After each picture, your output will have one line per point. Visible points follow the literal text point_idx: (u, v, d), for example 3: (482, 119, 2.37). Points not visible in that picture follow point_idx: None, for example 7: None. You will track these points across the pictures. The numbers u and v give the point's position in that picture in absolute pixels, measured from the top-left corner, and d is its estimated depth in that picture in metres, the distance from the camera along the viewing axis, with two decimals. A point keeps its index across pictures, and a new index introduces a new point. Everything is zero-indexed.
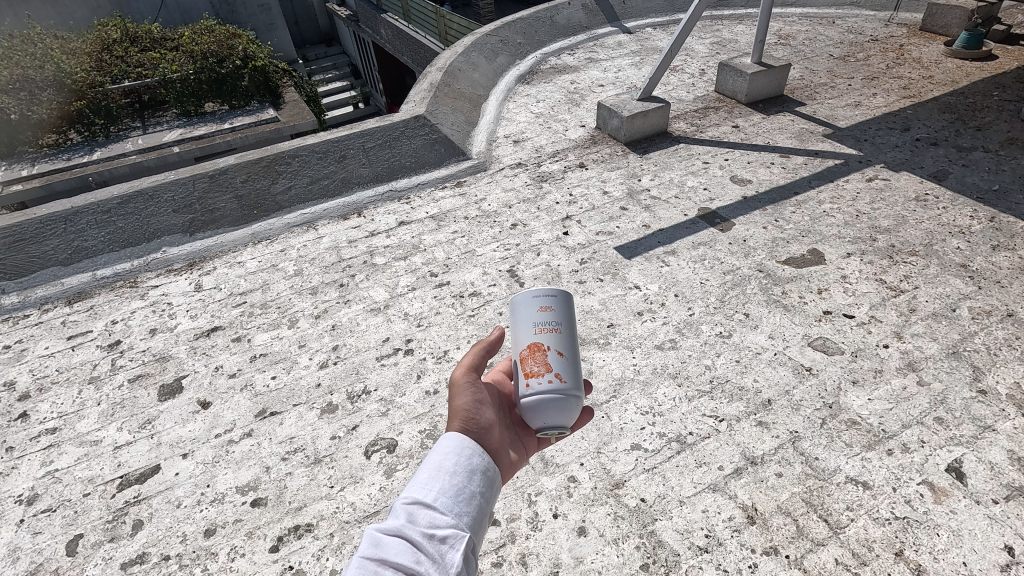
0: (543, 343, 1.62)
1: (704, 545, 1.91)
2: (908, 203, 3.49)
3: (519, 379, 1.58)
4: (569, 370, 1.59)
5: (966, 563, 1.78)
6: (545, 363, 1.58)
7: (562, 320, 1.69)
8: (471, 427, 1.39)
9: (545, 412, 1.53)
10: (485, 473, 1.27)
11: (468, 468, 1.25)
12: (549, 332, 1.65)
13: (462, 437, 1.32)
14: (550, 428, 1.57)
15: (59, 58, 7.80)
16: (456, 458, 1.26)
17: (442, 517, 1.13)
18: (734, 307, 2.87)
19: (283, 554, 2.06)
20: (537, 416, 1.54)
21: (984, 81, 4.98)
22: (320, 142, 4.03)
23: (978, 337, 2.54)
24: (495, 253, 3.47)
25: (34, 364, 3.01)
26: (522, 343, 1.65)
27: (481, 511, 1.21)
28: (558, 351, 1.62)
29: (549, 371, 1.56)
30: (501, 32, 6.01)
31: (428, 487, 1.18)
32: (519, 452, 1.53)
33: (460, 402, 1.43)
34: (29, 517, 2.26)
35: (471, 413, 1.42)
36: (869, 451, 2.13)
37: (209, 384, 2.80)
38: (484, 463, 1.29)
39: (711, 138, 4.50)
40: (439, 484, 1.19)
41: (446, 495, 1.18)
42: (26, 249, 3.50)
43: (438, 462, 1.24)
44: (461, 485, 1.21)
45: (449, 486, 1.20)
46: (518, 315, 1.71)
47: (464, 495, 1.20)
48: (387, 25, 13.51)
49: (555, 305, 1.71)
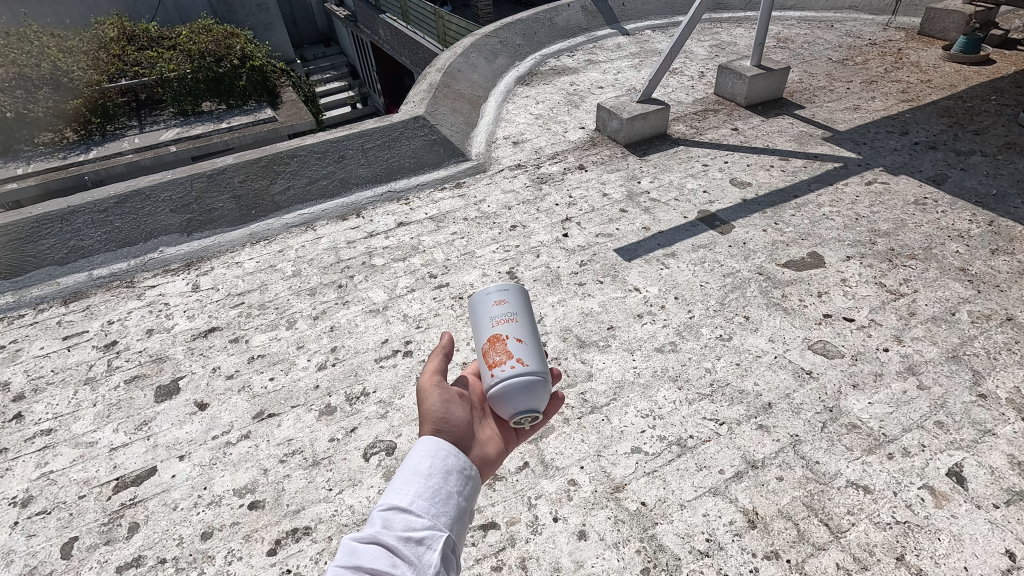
0: (503, 334, 1.64)
1: (706, 549, 1.90)
2: (907, 207, 3.50)
3: (483, 372, 1.59)
4: (531, 354, 1.60)
5: (967, 568, 1.78)
6: (506, 351, 1.60)
7: (518, 310, 1.72)
8: (443, 427, 1.37)
9: (514, 397, 1.53)
10: (462, 471, 1.25)
11: (444, 468, 1.22)
12: (506, 323, 1.67)
13: (435, 439, 1.30)
14: (523, 415, 1.56)
15: (54, 56, 7.71)
16: (431, 460, 1.23)
17: (418, 520, 1.10)
18: (734, 309, 2.87)
19: (280, 557, 2.04)
20: (506, 404, 1.55)
21: (981, 86, 5.00)
22: (319, 142, 4.00)
23: (978, 341, 2.54)
24: (494, 255, 3.46)
25: (29, 364, 2.98)
26: (483, 338, 1.67)
27: (459, 510, 1.18)
28: (517, 339, 1.64)
29: (511, 357, 1.58)
30: (501, 33, 6.00)
31: (405, 491, 1.15)
32: (495, 447, 1.51)
33: (429, 404, 1.42)
34: (23, 519, 2.24)
35: (442, 414, 1.40)
36: (870, 455, 2.13)
37: (206, 385, 2.78)
38: (460, 462, 1.26)
39: (711, 141, 4.51)
40: (415, 487, 1.16)
41: (422, 498, 1.14)
42: (21, 249, 3.47)
43: (413, 465, 1.21)
44: (437, 486, 1.18)
45: (425, 489, 1.17)
46: (474, 314, 1.75)
47: (441, 495, 1.17)
48: (385, 26, 13.48)
49: (510, 298, 1.74)
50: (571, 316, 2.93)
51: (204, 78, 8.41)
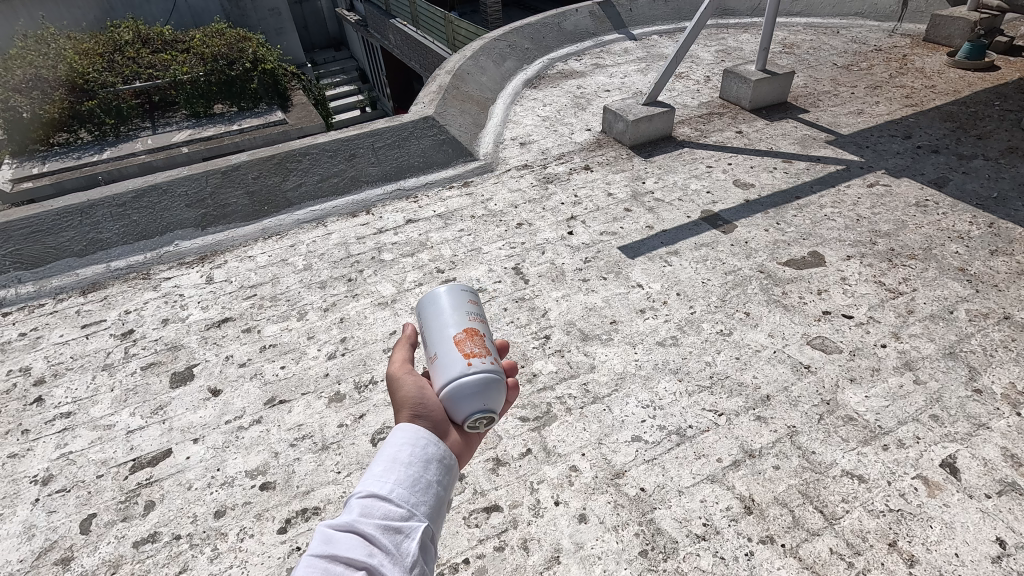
0: (479, 330, 1.60)
1: (702, 533, 1.95)
2: (908, 209, 3.54)
3: (455, 361, 1.46)
4: (501, 356, 1.57)
5: (958, 554, 1.82)
6: (484, 346, 1.54)
7: (485, 314, 1.73)
8: (421, 412, 1.34)
9: (488, 392, 1.42)
10: (442, 461, 1.22)
11: (423, 458, 1.19)
12: (479, 321, 1.65)
13: (414, 427, 1.26)
14: (481, 414, 1.41)
15: (71, 58, 7.91)
16: (411, 448, 1.20)
17: (396, 510, 1.08)
18: (735, 306, 2.92)
19: (290, 536, 2.11)
20: (468, 395, 1.39)
21: (985, 91, 5.04)
22: (330, 141, 4.12)
23: (975, 338, 2.59)
24: (500, 251, 3.53)
25: (49, 351, 3.09)
26: (456, 329, 1.58)
27: (437, 500, 1.16)
28: (490, 339, 1.60)
29: (490, 353, 1.52)
30: (509, 37, 6.11)
31: (384, 479, 1.12)
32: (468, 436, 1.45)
33: (405, 391, 1.37)
34: (44, 497, 2.32)
35: (421, 399, 1.36)
36: (865, 446, 2.18)
37: (219, 372, 2.87)
38: (440, 451, 1.23)
39: (715, 143, 4.58)
40: (395, 475, 1.13)
41: (402, 486, 1.12)
42: (42, 240, 3.59)
43: (392, 453, 1.17)
44: (417, 475, 1.16)
45: (405, 477, 1.14)
46: (436, 307, 1.66)
47: (420, 484, 1.15)
48: (395, 30, 13.66)
49: (478, 302, 1.75)
50: (574, 310, 3.00)
51: (216, 80, 8.63)
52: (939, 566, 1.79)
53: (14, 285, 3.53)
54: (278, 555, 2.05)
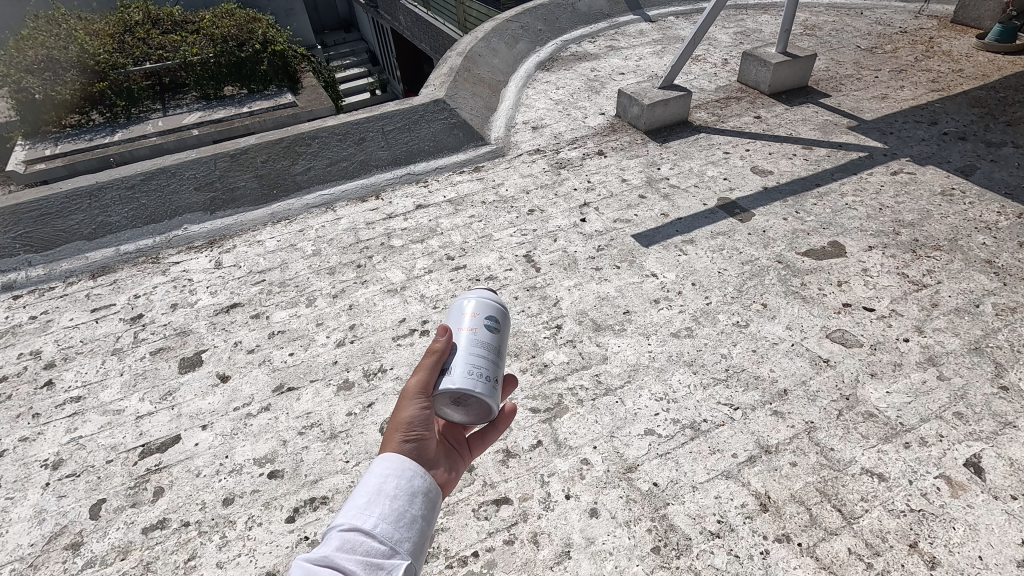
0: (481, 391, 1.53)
1: (716, 530, 1.91)
2: (933, 197, 3.43)
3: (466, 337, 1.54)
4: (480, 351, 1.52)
5: (982, 557, 1.76)
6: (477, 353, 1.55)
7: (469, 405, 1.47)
8: (412, 439, 1.31)
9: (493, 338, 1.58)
10: (427, 494, 1.19)
11: (408, 490, 1.16)
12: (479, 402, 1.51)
13: (402, 456, 1.24)
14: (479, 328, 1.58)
15: (82, 39, 7.90)
16: (396, 479, 1.17)
17: (378, 546, 1.05)
18: (753, 297, 2.85)
19: (298, 525, 2.10)
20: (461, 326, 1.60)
21: (1016, 76, 4.85)
22: (338, 124, 4.07)
23: (1001, 334, 2.50)
24: (512, 238, 3.47)
25: (59, 335, 3.09)
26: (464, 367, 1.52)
27: (421, 536, 1.12)
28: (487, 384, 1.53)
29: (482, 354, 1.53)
30: (522, 17, 5.96)
31: (367, 511, 1.09)
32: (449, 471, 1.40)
33: (405, 413, 1.34)
34: (53, 481, 2.32)
35: (414, 426, 1.33)
36: (886, 443, 2.12)
37: (228, 358, 2.85)
38: (426, 483, 1.20)
39: (733, 128, 4.45)
40: (379, 508, 1.11)
41: (386, 521, 1.09)
42: (52, 223, 3.57)
43: (377, 484, 1.15)
44: (401, 509, 1.13)
45: (390, 511, 1.11)
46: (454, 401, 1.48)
47: (404, 519, 1.12)
48: (405, 12, 13.45)
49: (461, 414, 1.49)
50: (586, 300, 2.94)
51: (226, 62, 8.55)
52: (962, 569, 1.74)
53: (24, 269, 3.53)
54: (286, 544, 2.04)
